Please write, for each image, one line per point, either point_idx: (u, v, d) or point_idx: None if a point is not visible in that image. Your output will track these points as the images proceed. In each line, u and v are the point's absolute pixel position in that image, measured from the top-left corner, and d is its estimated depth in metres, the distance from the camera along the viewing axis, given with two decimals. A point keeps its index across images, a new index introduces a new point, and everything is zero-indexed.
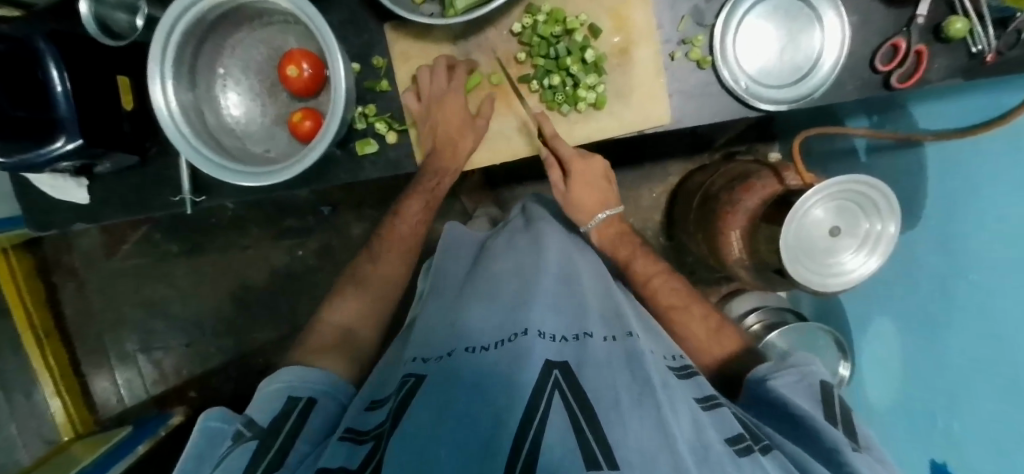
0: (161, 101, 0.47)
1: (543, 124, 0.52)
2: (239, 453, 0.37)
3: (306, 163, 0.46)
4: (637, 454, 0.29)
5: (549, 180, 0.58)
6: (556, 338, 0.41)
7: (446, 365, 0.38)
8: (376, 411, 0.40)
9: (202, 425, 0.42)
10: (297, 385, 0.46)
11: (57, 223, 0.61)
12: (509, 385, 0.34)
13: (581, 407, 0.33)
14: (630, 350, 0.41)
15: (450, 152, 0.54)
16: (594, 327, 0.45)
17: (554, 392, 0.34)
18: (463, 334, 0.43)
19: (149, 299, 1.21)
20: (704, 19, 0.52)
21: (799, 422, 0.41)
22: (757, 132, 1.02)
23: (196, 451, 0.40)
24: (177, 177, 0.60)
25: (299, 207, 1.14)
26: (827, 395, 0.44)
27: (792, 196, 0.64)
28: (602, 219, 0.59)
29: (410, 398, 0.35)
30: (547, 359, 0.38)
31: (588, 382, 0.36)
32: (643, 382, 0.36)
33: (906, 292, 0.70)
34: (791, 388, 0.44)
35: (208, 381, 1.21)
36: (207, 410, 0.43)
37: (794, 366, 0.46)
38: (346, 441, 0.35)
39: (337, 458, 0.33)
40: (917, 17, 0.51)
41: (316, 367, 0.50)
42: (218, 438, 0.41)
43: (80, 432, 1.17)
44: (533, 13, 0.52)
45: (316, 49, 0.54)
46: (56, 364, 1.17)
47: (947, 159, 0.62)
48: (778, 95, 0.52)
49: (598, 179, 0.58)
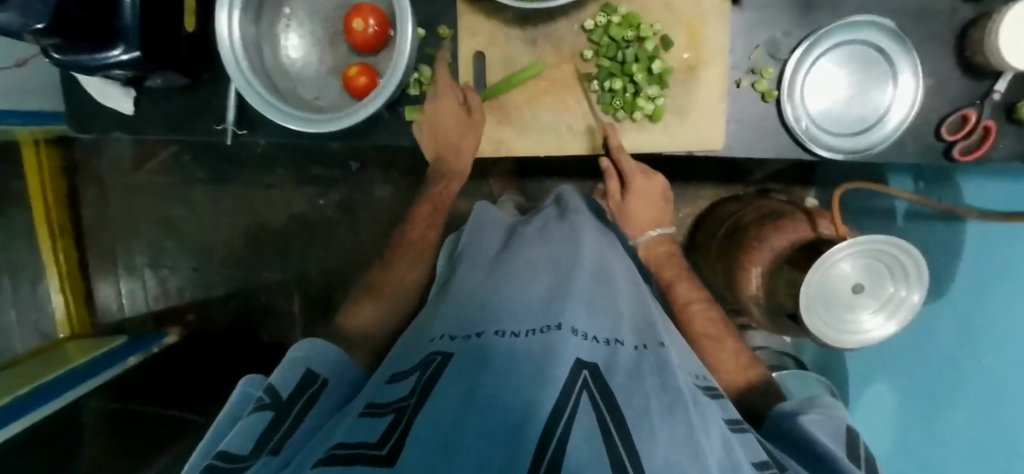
0: (224, 30, 0.48)
1: (611, 136, 0.52)
2: (256, 417, 0.38)
3: (357, 117, 0.46)
4: (664, 466, 0.27)
5: (607, 189, 0.62)
6: (588, 338, 0.38)
7: (474, 348, 0.38)
8: (398, 384, 0.38)
9: (241, 390, 0.44)
10: (314, 358, 0.47)
11: (98, 128, 0.62)
12: (538, 376, 0.31)
13: (609, 409, 0.30)
14: (662, 362, 0.39)
15: (492, 141, 0.56)
16: (626, 334, 0.42)
17: (582, 392, 0.31)
18: (493, 318, 0.42)
19: (166, 218, 1.23)
20: (778, 52, 0.51)
21: (819, 461, 0.40)
22: (797, 173, 1.01)
23: (224, 410, 0.42)
24: (222, 107, 0.60)
25: (328, 158, 1.14)
26: (851, 439, 0.45)
27: (821, 246, 0.64)
28: (652, 237, 0.64)
29: (436, 378, 0.35)
30: (578, 359, 0.35)
31: (618, 388, 0.33)
32: (674, 395, 0.34)
33: (913, 361, 0.69)
34: (817, 426, 0.45)
35: (208, 309, 1.23)
36: (246, 377, 0.46)
37: (821, 408, 0.48)
38: (365, 416, 0.33)
39: (356, 432, 0.30)
40: (993, 93, 0.49)
41: (334, 341, 0.51)
42: (241, 399, 0.43)
43: (76, 332, 1.22)
44: (609, 13, 0.51)
45: (384, 7, 0.53)
46: (65, 261, 1.19)
47: (988, 240, 0.61)
48: (837, 144, 0.51)
49: (657, 199, 0.63)
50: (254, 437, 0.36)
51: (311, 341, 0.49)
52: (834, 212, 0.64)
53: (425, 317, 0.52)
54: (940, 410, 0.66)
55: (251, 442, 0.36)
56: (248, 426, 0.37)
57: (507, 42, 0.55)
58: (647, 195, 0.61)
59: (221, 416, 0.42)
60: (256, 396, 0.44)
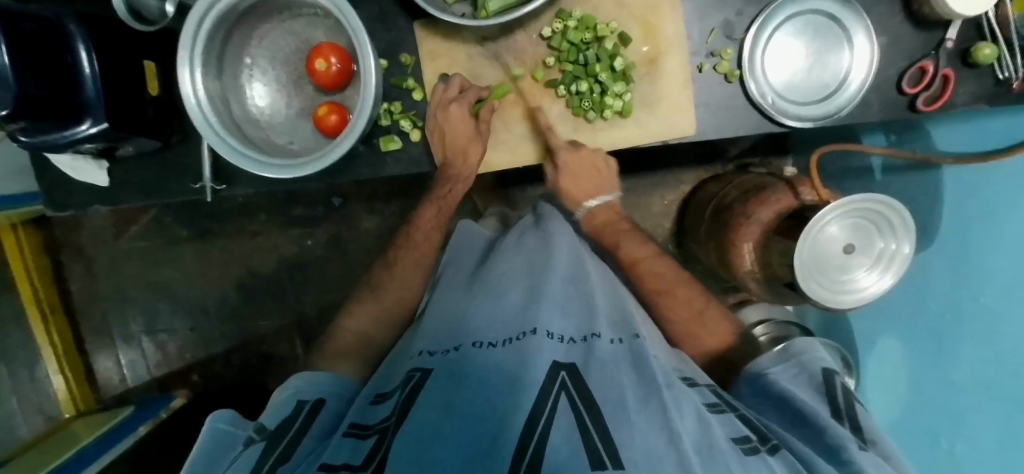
0: (189, 88, 0.48)
1: (551, 137, 0.54)
2: (249, 453, 0.38)
3: (333, 155, 0.46)
4: (643, 453, 0.30)
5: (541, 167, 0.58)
6: (564, 339, 0.43)
7: (453, 361, 0.41)
8: (380, 405, 0.42)
9: (210, 427, 0.43)
10: (304, 389, 0.48)
11: (74, 204, 0.61)
12: (515, 386, 0.35)
13: (585, 405, 0.34)
14: (636, 351, 0.43)
15: (461, 158, 0.56)
16: (602, 328, 0.46)
17: (561, 393, 0.35)
18: (469, 331, 0.46)
19: (156, 281, 1.21)
20: (734, 33, 0.53)
21: (806, 419, 0.41)
22: (770, 145, 1.02)
23: (204, 450, 0.41)
24: (199, 165, 0.60)
25: (310, 197, 1.13)
26: (829, 384, 0.45)
27: (807, 211, 0.65)
28: (591, 207, 0.64)
29: (415, 394, 0.37)
30: (554, 360, 0.39)
31: (595, 383, 0.37)
32: (649, 382, 0.37)
33: (916, 312, 0.69)
34: (793, 382, 0.46)
35: (211, 367, 1.21)
36: (214, 413, 0.44)
37: (796, 358, 0.48)
38: (348, 436, 0.37)
39: (341, 452, 0.34)
40: (946, 41, 0.51)
41: (322, 371, 0.51)
42: (227, 441, 0.42)
43: (81, 410, 1.18)
44: (564, 19, 0.52)
45: (345, 44, 0.54)
46: (60, 341, 1.18)
47: (963, 183, 0.63)
48: (804, 112, 0.52)
49: (591, 170, 0.58)
50: (246, 468, 0.36)
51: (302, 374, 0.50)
52: (813, 177, 0.64)
53: (402, 346, 0.56)
54: (948, 356, 0.65)
55: (247, 469, 0.36)
56: (242, 461, 0.37)
57: (470, 60, 0.56)
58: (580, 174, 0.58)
59: (200, 455, 0.41)
60: (229, 432, 0.43)
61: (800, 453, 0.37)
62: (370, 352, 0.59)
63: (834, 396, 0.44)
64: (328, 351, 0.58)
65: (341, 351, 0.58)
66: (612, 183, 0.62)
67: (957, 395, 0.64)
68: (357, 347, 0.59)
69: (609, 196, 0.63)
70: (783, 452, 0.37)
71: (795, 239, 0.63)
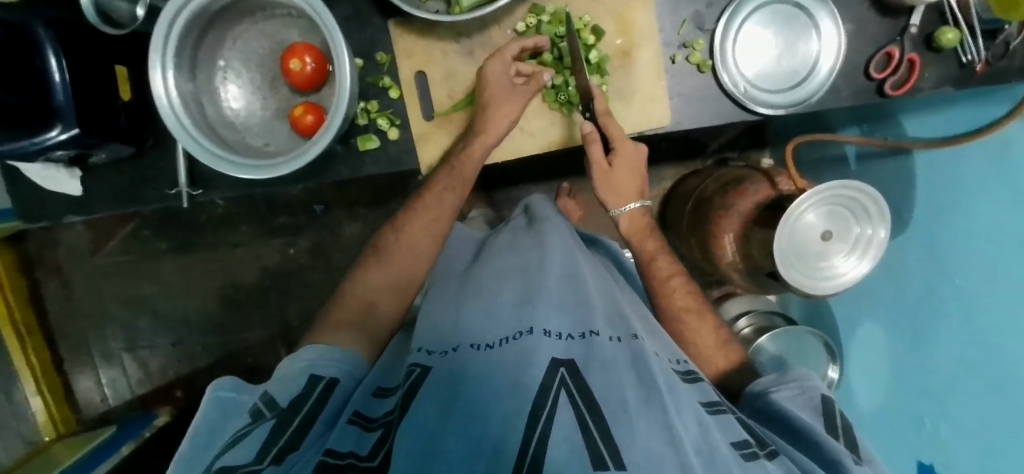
0: (162, 90, 0.47)
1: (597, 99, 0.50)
2: (258, 430, 0.36)
3: (308, 155, 0.46)
4: (644, 454, 0.30)
5: (591, 156, 0.55)
6: (562, 336, 0.43)
7: (453, 360, 0.41)
8: (384, 399, 0.42)
9: (213, 394, 0.41)
10: (316, 364, 0.44)
11: (47, 216, 0.60)
12: (517, 387, 0.35)
13: (585, 403, 0.34)
14: (637, 352, 0.42)
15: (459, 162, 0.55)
16: (600, 326, 0.46)
17: (560, 391, 0.35)
18: (467, 331, 0.46)
19: (136, 297, 1.19)
20: (705, 23, 0.54)
21: (801, 433, 0.42)
22: (749, 138, 1.04)
23: (206, 421, 0.38)
24: (174, 171, 0.59)
25: (291, 205, 1.12)
26: (827, 407, 0.46)
27: (784, 200, 0.66)
28: (630, 209, 0.60)
29: (416, 390, 0.38)
30: (553, 358, 0.39)
31: (595, 382, 0.37)
32: (649, 385, 0.37)
33: (898, 300, 0.70)
34: (791, 402, 0.46)
35: (196, 381, 1.19)
36: (219, 379, 0.42)
37: (794, 380, 0.48)
38: (354, 426, 0.37)
39: (347, 442, 0.34)
40: (910, 27, 0.52)
41: (338, 345, 0.48)
42: (230, 409, 0.40)
43: (62, 432, 1.14)
44: (537, 13, 0.53)
45: (320, 44, 0.54)
46: (38, 362, 1.15)
47: (933, 166, 0.65)
48: (775, 100, 0.53)
49: (637, 171, 0.59)
50: (255, 446, 0.34)
51: (314, 347, 0.47)
52: (790, 167, 0.66)
53: (398, 349, 0.56)
54: (930, 338, 0.65)
55: (255, 449, 0.34)
56: (250, 437, 0.35)
57: (446, 58, 0.56)
58: (632, 175, 0.58)
59: (204, 427, 0.38)
60: (234, 402, 0.41)
61: (800, 464, 0.38)
62: None
63: (833, 417, 0.44)
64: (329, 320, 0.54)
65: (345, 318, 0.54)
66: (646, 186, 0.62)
67: (940, 379, 0.64)
68: None
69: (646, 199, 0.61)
70: (781, 457, 0.37)
71: (773, 228, 0.64)
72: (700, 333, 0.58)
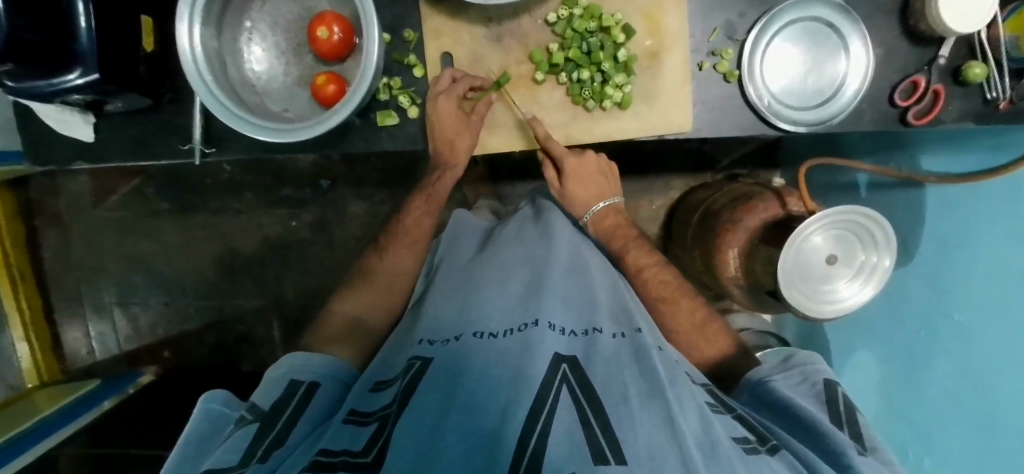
0: (187, 43, 0.47)
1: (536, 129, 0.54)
2: (241, 435, 0.38)
3: (329, 124, 0.46)
4: (645, 448, 0.30)
5: (545, 177, 0.63)
6: (565, 332, 0.43)
7: (454, 351, 0.41)
8: (381, 392, 0.42)
9: (202, 407, 0.42)
10: (297, 370, 0.47)
11: (56, 160, 0.60)
12: (516, 379, 0.35)
13: (588, 401, 0.34)
14: (638, 347, 0.42)
15: (448, 150, 0.57)
16: (604, 323, 0.46)
17: (562, 385, 0.35)
18: (473, 320, 0.46)
19: (133, 253, 1.18)
20: (735, 33, 0.54)
21: (801, 422, 0.43)
22: (761, 156, 1.05)
23: (196, 430, 0.40)
24: (188, 127, 0.59)
25: (299, 177, 1.11)
26: (830, 395, 0.47)
27: (792, 221, 0.67)
28: (600, 209, 0.64)
29: (415, 383, 0.38)
30: (557, 353, 0.39)
31: (596, 378, 0.37)
32: (651, 378, 0.37)
33: (892, 328, 0.71)
34: (793, 390, 0.48)
35: (184, 344, 1.19)
36: (208, 392, 0.43)
37: (798, 368, 0.50)
38: (350, 423, 0.37)
39: (341, 441, 0.35)
40: (939, 58, 0.52)
41: (321, 353, 0.51)
42: (220, 423, 0.42)
43: (45, 381, 1.14)
44: (570, 6, 0.52)
45: (349, 15, 0.54)
46: (28, 308, 1.15)
47: (945, 201, 0.65)
48: (798, 117, 0.53)
49: (596, 176, 0.64)
50: (238, 452, 0.36)
51: (290, 356, 0.50)
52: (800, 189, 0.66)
53: (402, 333, 0.56)
54: (924, 368, 0.65)
55: (239, 455, 0.36)
56: (232, 442, 0.37)
57: (473, 41, 0.55)
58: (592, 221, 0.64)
59: (194, 438, 0.40)
60: (223, 412, 0.42)
61: (802, 456, 0.38)
62: (368, 339, 0.59)
63: (836, 406, 0.46)
64: (322, 335, 0.58)
65: (338, 336, 0.58)
66: (615, 186, 0.66)
67: (929, 413, 0.65)
68: (349, 335, 0.59)
69: (614, 199, 0.65)
70: (783, 453, 0.37)
71: (779, 247, 0.64)
72: (704, 335, 0.58)
